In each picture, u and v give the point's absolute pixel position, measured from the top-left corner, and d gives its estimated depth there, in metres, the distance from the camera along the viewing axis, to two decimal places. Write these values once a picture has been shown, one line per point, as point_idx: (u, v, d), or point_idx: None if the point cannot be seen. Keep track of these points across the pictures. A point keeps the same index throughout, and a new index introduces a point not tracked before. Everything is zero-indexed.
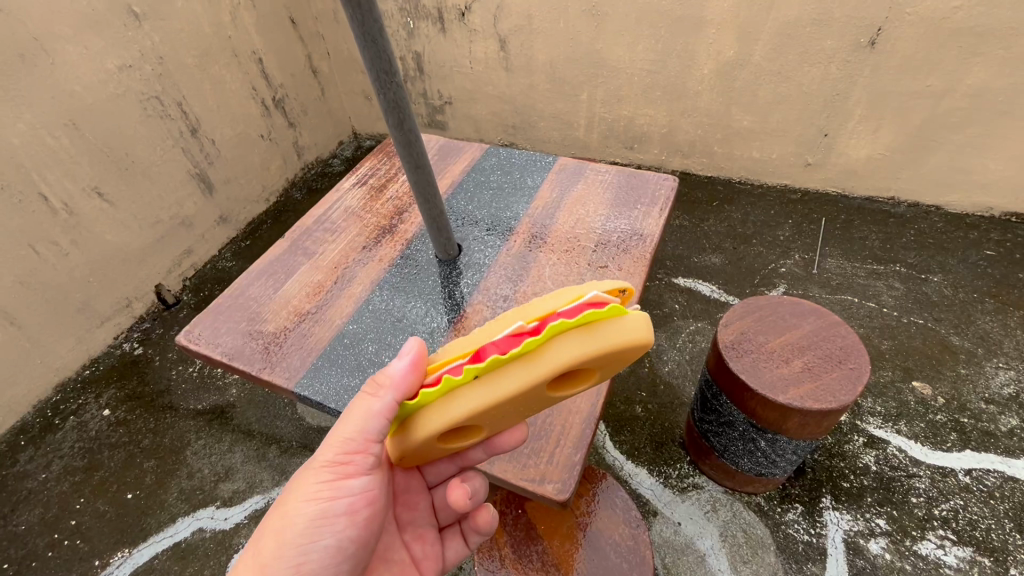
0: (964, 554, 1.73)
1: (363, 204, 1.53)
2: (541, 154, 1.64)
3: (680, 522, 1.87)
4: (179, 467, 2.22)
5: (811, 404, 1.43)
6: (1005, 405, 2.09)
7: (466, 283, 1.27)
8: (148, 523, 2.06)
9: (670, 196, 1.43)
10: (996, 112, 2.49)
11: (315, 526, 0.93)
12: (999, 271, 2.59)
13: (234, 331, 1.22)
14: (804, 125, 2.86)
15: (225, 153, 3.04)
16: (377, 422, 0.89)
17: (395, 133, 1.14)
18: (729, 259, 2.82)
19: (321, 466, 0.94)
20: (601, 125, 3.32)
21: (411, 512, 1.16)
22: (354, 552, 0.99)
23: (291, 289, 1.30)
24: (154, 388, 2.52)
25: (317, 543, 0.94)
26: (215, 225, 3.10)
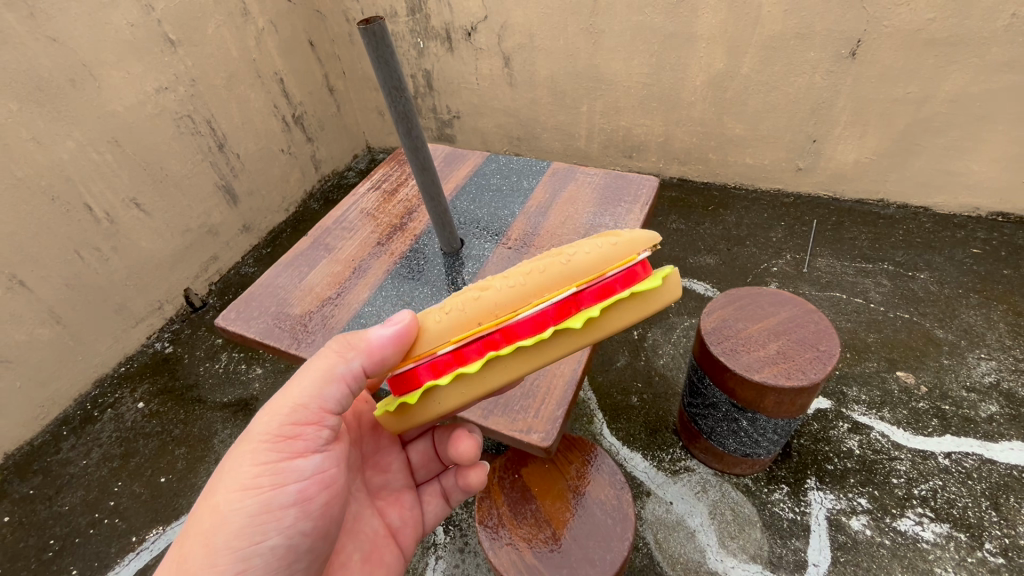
0: (941, 530, 1.82)
1: (377, 205, 1.71)
2: (536, 160, 1.81)
3: (671, 501, 1.99)
4: (207, 454, 2.40)
5: (784, 382, 1.56)
6: (985, 393, 2.19)
7: (468, 272, 1.44)
8: (180, 503, 2.24)
9: (651, 195, 1.58)
10: (974, 117, 2.62)
11: (258, 513, 1.02)
12: (985, 268, 2.69)
13: (266, 313, 1.40)
14: (793, 132, 3.01)
15: (248, 166, 3.27)
16: (334, 389, 1.09)
17: (404, 140, 1.31)
18: (723, 259, 2.95)
19: (261, 449, 1.05)
20: (600, 135, 3.50)
21: (383, 476, 1.39)
22: (306, 540, 1.09)
23: (314, 279, 1.48)
24: (184, 383, 2.71)
25: (257, 535, 1.02)
26: (239, 234, 3.33)
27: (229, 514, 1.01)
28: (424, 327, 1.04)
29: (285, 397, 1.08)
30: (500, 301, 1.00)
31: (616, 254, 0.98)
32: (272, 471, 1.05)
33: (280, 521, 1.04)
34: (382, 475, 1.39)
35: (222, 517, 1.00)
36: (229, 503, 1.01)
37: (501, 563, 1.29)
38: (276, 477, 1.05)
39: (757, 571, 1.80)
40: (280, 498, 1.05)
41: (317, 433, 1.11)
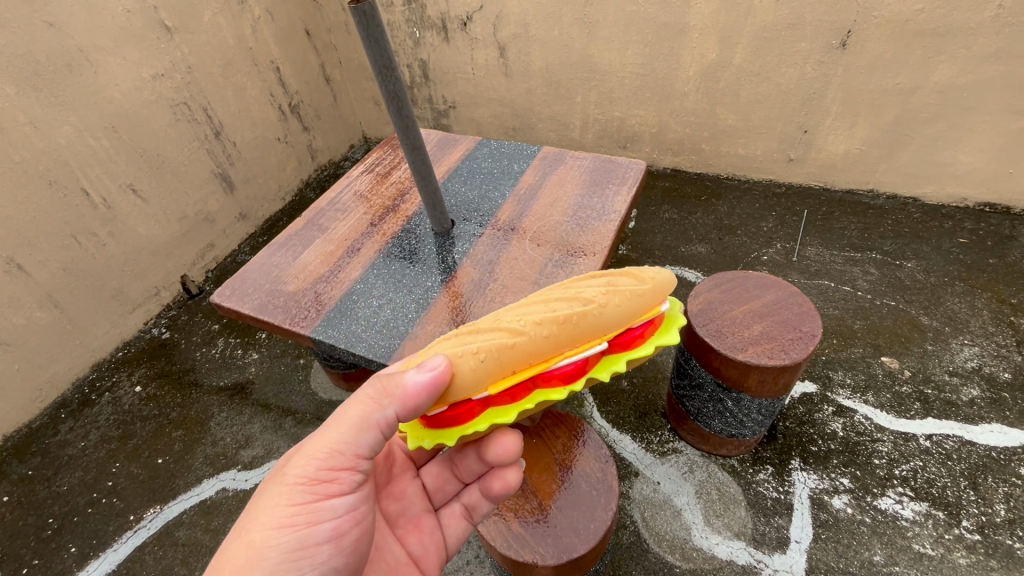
0: (920, 508, 1.87)
1: (371, 188, 1.74)
2: (527, 145, 1.84)
3: (659, 482, 2.03)
4: (204, 436, 2.43)
5: (767, 361, 1.60)
6: (967, 377, 2.23)
7: (458, 251, 1.47)
8: (176, 483, 2.27)
9: (638, 178, 1.62)
10: (962, 107, 2.65)
11: (293, 552, 1.07)
12: (971, 257, 2.74)
13: (261, 291, 1.44)
14: (785, 122, 3.04)
15: (245, 155, 3.29)
16: (369, 437, 1.11)
17: (395, 119, 1.34)
18: (715, 248, 2.99)
19: (296, 491, 1.09)
20: (595, 125, 3.52)
21: (399, 504, 1.36)
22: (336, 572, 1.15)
23: (307, 258, 1.51)
24: (181, 367, 2.75)
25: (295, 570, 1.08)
26: (236, 222, 3.35)
27: (265, 554, 1.05)
28: (458, 370, 1.09)
29: (321, 443, 1.12)
30: (535, 348, 1.10)
31: (638, 310, 1.13)
32: (309, 512, 1.10)
33: (315, 558, 1.10)
34: (398, 503, 1.36)
35: (258, 558, 1.04)
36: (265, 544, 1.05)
37: (489, 533, 1.33)
38: (312, 517, 1.10)
39: (740, 547, 1.84)
40: (315, 536, 1.10)
41: (350, 477, 1.16)
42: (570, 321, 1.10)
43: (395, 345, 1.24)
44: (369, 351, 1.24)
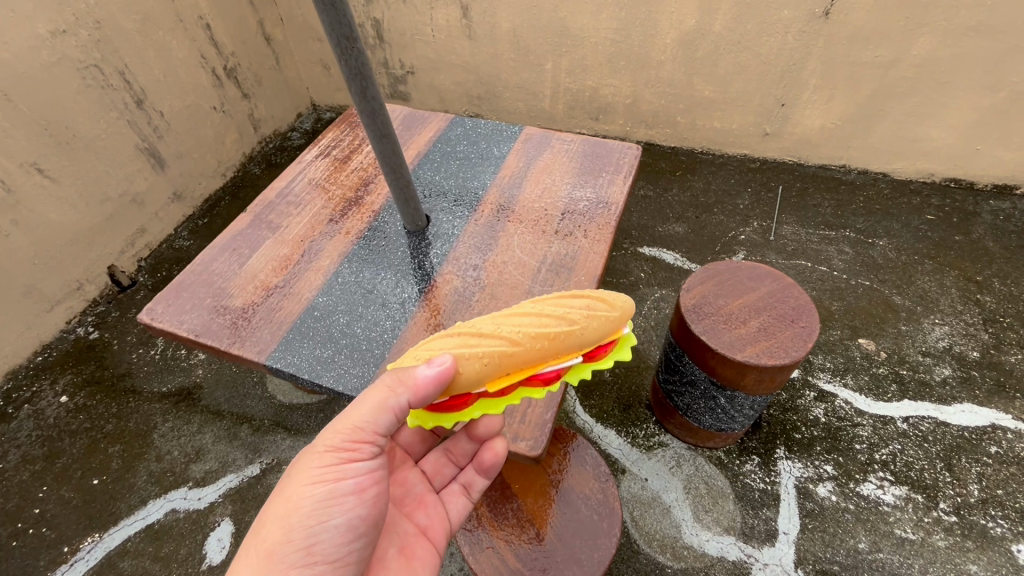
0: (900, 492, 1.89)
1: (328, 176, 1.50)
2: (506, 125, 1.64)
3: (647, 478, 1.97)
4: (146, 450, 2.18)
5: (766, 360, 1.52)
6: (939, 357, 2.26)
7: (435, 254, 1.28)
8: (117, 507, 2.03)
9: (634, 164, 1.46)
10: (938, 82, 2.61)
11: (323, 508, 0.96)
12: (938, 234, 2.77)
13: (201, 306, 1.21)
14: (763, 95, 2.93)
15: (175, 126, 2.89)
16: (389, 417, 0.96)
17: (358, 102, 1.10)
18: (692, 227, 2.90)
19: (324, 452, 0.97)
20: (566, 95, 3.31)
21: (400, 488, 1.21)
22: (366, 534, 1.01)
23: (257, 265, 1.28)
24: (114, 373, 2.44)
25: (327, 528, 0.96)
26: (170, 203, 2.97)
27: (298, 504, 0.94)
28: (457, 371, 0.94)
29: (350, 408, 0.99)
30: (529, 354, 0.97)
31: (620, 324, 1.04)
32: (338, 474, 0.98)
33: (344, 517, 0.98)
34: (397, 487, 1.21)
35: (291, 507, 0.94)
36: (299, 494, 0.95)
37: (482, 568, 1.20)
38: (339, 474, 0.98)
39: (730, 543, 1.81)
40: (344, 491, 0.98)
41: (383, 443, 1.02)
42: (562, 337, 0.96)
43: (370, 374, 1.06)
44: (338, 382, 1.05)
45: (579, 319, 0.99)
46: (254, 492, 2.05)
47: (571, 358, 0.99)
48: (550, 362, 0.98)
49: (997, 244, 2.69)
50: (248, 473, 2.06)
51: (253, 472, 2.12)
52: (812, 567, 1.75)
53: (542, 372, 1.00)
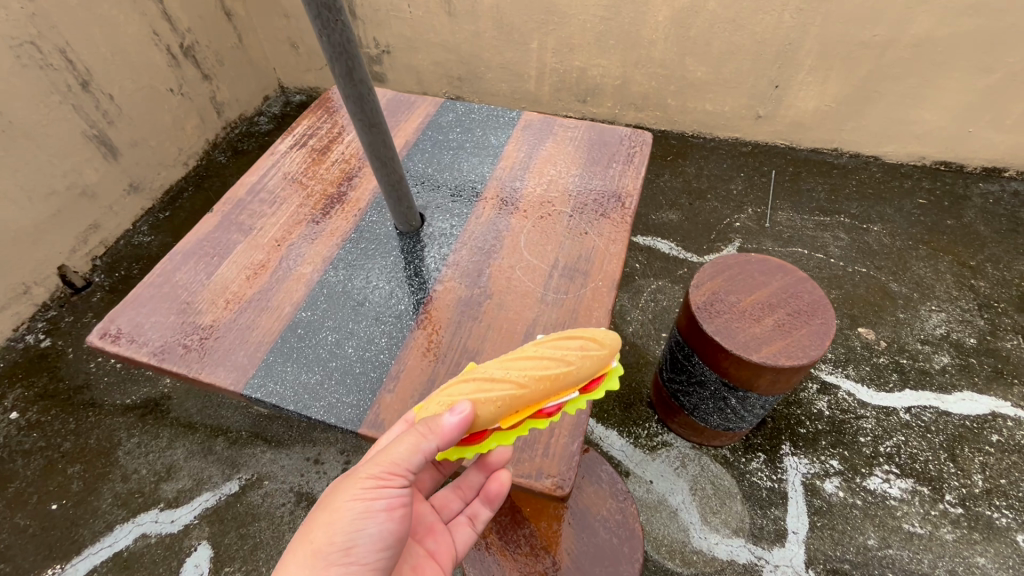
0: (906, 485, 1.86)
1: (305, 169, 1.34)
2: (502, 109, 1.49)
3: (651, 480, 1.91)
4: (111, 470, 1.99)
5: (784, 361, 1.44)
6: (938, 345, 2.24)
7: (433, 258, 1.14)
8: (80, 534, 1.85)
9: (646, 154, 1.34)
10: (934, 63, 2.55)
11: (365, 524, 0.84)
12: (931, 218, 2.74)
13: (162, 325, 1.05)
14: (757, 76, 2.83)
15: (127, 110, 2.63)
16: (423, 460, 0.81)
17: (342, 86, 0.93)
18: (686, 215, 2.82)
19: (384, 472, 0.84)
20: (552, 76, 3.15)
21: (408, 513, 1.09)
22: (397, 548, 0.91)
23: (227, 274, 1.12)
24: (70, 384, 2.22)
25: (365, 541, 0.85)
26: (125, 195, 2.72)
27: (341, 513, 0.83)
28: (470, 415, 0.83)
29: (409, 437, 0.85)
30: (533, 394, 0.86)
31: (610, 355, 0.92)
32: (381, 496, 0.85)
33: (379, 534, 0.86)
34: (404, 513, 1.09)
35: (335, 514, 0.83)
36: (345, 505, 0.83)
37: None
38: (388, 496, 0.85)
39: (740, 545, 1.76)
40: (387, 510, 0.86)
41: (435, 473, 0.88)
42: (563, 376, 0.85)
43: (365, 402, 0.93)
44: (329, 413, 0.91)
45: (577, 357, 0.87)
46: (233, 511, 1.90)
47: (573, 393, 0.88)
48: (553, 397, 0.87)
49: (988, 228, 2.68)
50: (226, 491, 1.91)
51: (231, 489, 1.97)
52: (823, 567, 1.71)
53: (545, 409, 0.87)
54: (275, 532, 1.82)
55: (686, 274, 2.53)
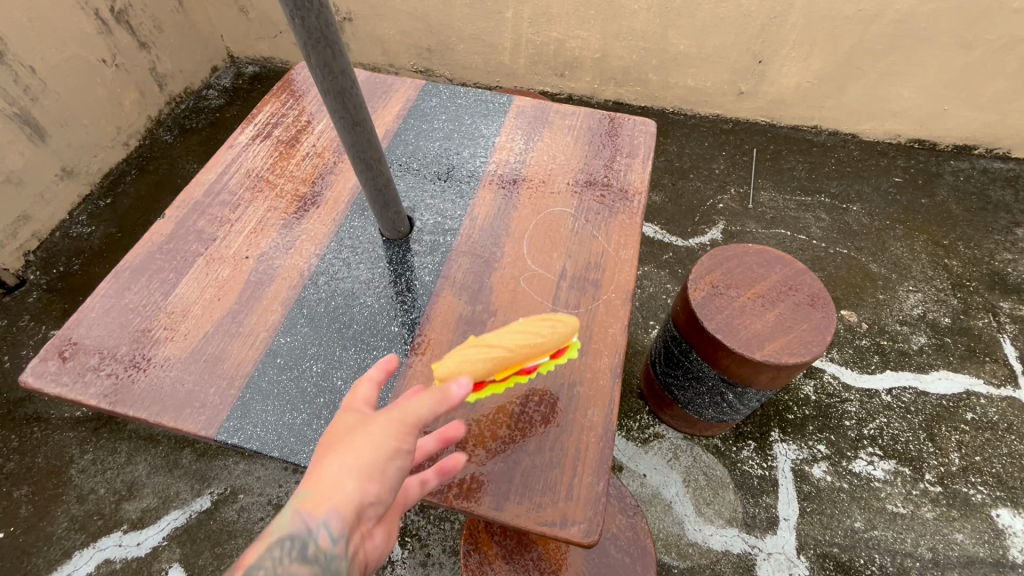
0: (889, 466, 1.90)
1: (270, 164, 1.25)
2: (491, 93, 1.38)
3: (645, 474, 1.89)
4: (63, 491, 1.82)
5: (787, 359, 1.40)
6: (915, 325, 2.27)
7: (427, 269, 1.07)
8: (33, 564, 1.69)
9: (650, 146, 1.26)
10: (917, 39, 2.52)
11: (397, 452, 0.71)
12: (906, 197, 2.76)
13: (116, 359, 0.97)
14: (741, 51, 2.74)
15: (52, 84, 2.32)
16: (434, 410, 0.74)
17: (318, 80, 0.79)
18: (669, 196, 2.75)
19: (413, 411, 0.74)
20: (528, 48, 2.98)
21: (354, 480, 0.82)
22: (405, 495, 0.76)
23: (188, 296, 1.04)
24: (9, 397, 2.00)
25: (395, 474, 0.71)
26: (58, 181, 2.42)
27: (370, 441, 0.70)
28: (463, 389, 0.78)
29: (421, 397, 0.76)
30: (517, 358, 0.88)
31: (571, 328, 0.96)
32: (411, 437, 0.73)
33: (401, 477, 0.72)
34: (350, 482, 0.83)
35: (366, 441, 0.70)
36: (421, 411, 0.74)
37: None
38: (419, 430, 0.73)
39: (734, 535, 1.77)
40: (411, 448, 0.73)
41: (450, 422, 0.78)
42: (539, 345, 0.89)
43: None
44: None
45: (553, 329, 0.91)
46: (205, 529, 1.77)
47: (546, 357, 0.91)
48: (532, 359, 0.91)
49: (960, 206, 2.73)
50: (196, 509, 1.77)
51: (202, 504, 1.83)
52: (814, 552, 1.74)
53: (524, 367, 0.91)
54: None
55: (672, 258, 2.48)
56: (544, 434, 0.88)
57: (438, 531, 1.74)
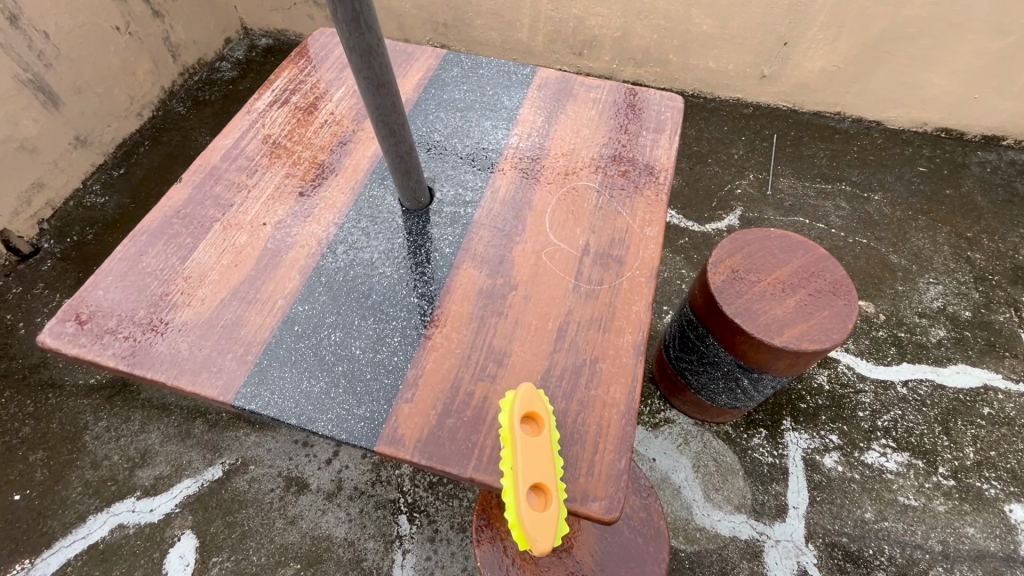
0: (902, 458, 1.88)
1: (288, 131, 1.23)
2: (514, 64, 1.35)
3: (655, 458, 1.88)
4: (78, 456, 1.84)
5: (807, 346, 1.37)
6: (934, 318, 2.23)
7: (448, 240, 1.05)
8: (48, 526, 1.72)
9: (677, 121, 1.23)
10: (950, 22, 2.43)
11: None
12: (930, 187, 2.70)
13: (133, 322, 0.96)
14: (766, 33, 2.66)
15: (66, 50, 2.29)
16: None
17: (343, 37, 0.76)
18: (686, 180, 2.71)
19: None
20: (547, 25, 2.91)
21: None
22: None
23: (206, 261, 1.03)
24: (24, 362, 2.02)
25: None
26: (72, 149, 2.41)
27: None
28: None
29: None
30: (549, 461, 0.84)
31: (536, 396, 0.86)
32: None
33: None
34: None
35: None
36: None
37: None
38: None
39: (742, 522, 1.77)
40: None
41: None
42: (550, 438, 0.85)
43: (382, 414, 0.86)
44: (340, 429, 0.85)
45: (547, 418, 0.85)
46: (216, 497, 1.79)
47: None
48: None
49: (985, 198, 2.66)
50: (208, 478, 1.79)
51: (213, 474, 1.85)
52: (823, 541, 1.73)
53: None
54: (264, 519, 1.73)
55: (688, 244, 2.44)
56: (564, 411, 0.86)
57: (446, 508, 1.75)
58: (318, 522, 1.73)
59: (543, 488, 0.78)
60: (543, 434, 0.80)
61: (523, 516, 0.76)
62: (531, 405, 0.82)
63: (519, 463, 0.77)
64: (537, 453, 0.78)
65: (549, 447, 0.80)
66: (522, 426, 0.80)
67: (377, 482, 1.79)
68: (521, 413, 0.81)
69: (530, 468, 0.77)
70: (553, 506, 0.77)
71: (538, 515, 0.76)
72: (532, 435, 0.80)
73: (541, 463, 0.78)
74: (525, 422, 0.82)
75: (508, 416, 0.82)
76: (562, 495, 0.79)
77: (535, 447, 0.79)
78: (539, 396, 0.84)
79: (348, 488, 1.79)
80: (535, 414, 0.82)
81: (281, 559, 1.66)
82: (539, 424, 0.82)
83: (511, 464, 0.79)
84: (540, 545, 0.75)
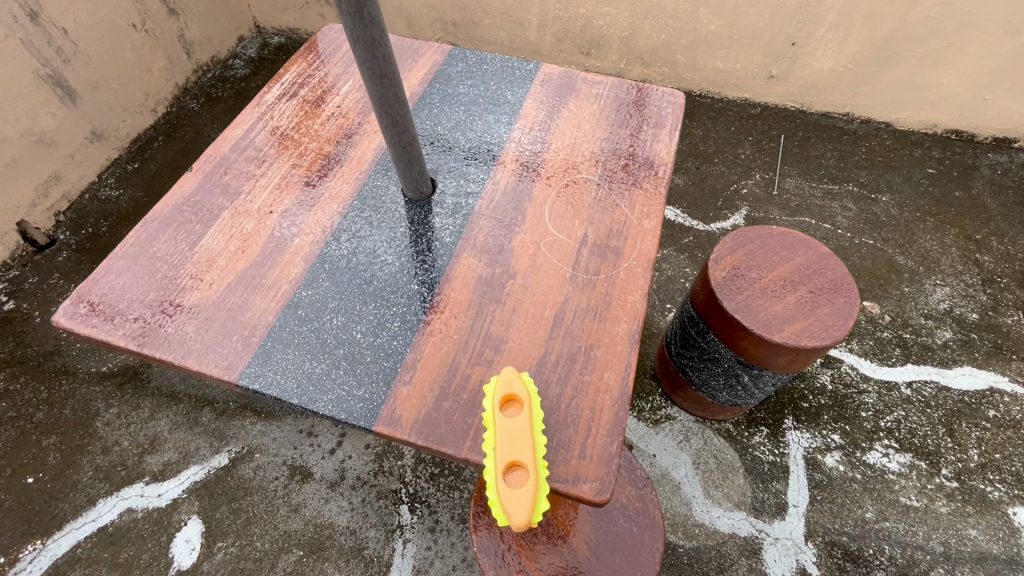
0: (905, 459, 1.88)
1: (296, 123, 1.26)
2: (518, 60, 1.37)
3: (655, 454, 1.89)
4: (89, 441, 1.88)
5: (806, 342, 1.38)
6: (941, 319, 2.21)
7: (448, 230, 1.07)
8: (59, 509, 1.76)
9: (678, 116, 1.24)
10: (961, 23, 2.41)
11: None
12: (939, 189, 2.68)
13: (144, 305, 0.99)
14: (775, 33, 2.66)
15: (83, 46, 2.35)
16: None
17: (348, 28, 0.79)
18: (692, 180, 2.71)
19: None
20: (555, 24, 2.92)
21: None
22: None
23: (214, 246, 1.06)
24: (39, 350, 2.07)
25: None
26: (88, 143, 2.47)
27: None
28: None
29: None
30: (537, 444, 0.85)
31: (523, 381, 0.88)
32: None
33: None
34: None
35: None
36: None
37: None
38: None
39: (741, 518, 1.77)
40: None
41: None
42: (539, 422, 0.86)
43: (381, 395, 0.89)
44: (339, 409, 0.88)
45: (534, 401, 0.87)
46: (223, 485, 1.83)
47: None
48: None
49: (995, 200, 2.64)
50: (215, 465, 1.83)
51: (220, 462, 1.88)
52: (822, 540, 1.73)
53: None
54: (268, 506, 1.76)
55: (692, 242, 2.45)
56: (559, 397, 0.88)
57: (447, 499, 1.77)
58: (321, 511, 1.75)
59: (524, 467, 0.79)
60: (524, 415, 0.82)
61: (502, 493, 0.78)
62: (511, 387, 0.84)
63: (498, 442, 0.80)
64: (516, 433, 0.80)
65: (529, 427, 0.81)
66: (503, 407, 0.83)
67: (380, 472, 1.82)
68: (502, 395, 0.83)
69: (509, 446, 0.79)
70: (532, 482, 0.78)
71: (518, 492, 0.78)
72: (513, 416, 0.82)
73: (521, 442, 0.80)
74: (507, 403, 0.84)
75: (490, 399, 0.85)
76: (544, 473, 0.80)
77: (515, 426, 0.80)
78: (520, 378, 0.86)
79: (351, 478, 1.81)
80: (516, 396, 0.84)
81: (284, 545, 1.69)
82: (521, 405, 0.83)
83: (492, 444, 0.81)
84: (518, 520, 0.76)
